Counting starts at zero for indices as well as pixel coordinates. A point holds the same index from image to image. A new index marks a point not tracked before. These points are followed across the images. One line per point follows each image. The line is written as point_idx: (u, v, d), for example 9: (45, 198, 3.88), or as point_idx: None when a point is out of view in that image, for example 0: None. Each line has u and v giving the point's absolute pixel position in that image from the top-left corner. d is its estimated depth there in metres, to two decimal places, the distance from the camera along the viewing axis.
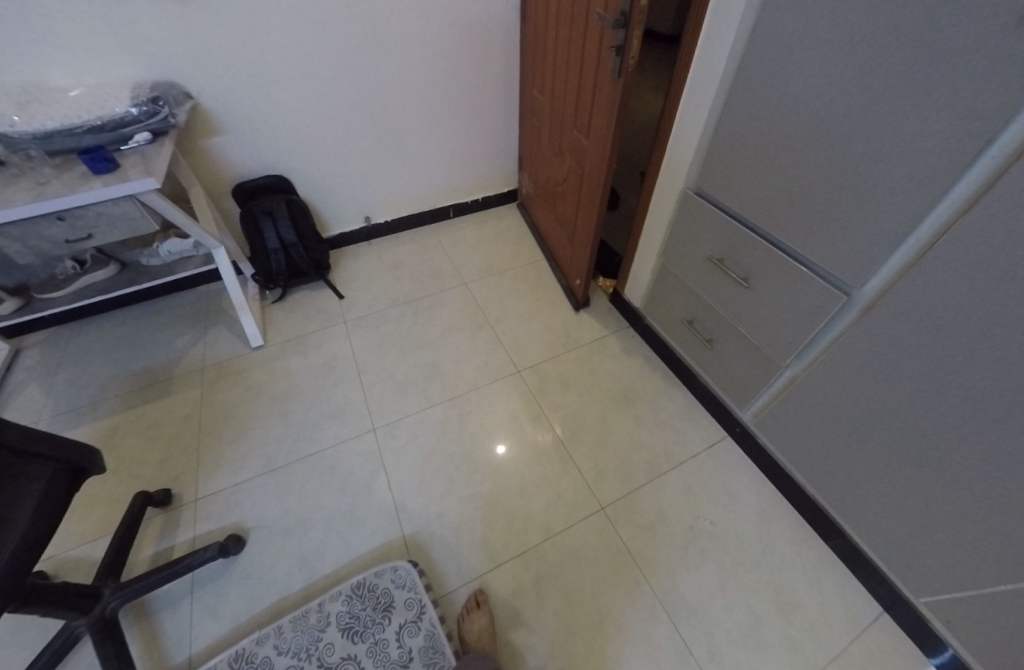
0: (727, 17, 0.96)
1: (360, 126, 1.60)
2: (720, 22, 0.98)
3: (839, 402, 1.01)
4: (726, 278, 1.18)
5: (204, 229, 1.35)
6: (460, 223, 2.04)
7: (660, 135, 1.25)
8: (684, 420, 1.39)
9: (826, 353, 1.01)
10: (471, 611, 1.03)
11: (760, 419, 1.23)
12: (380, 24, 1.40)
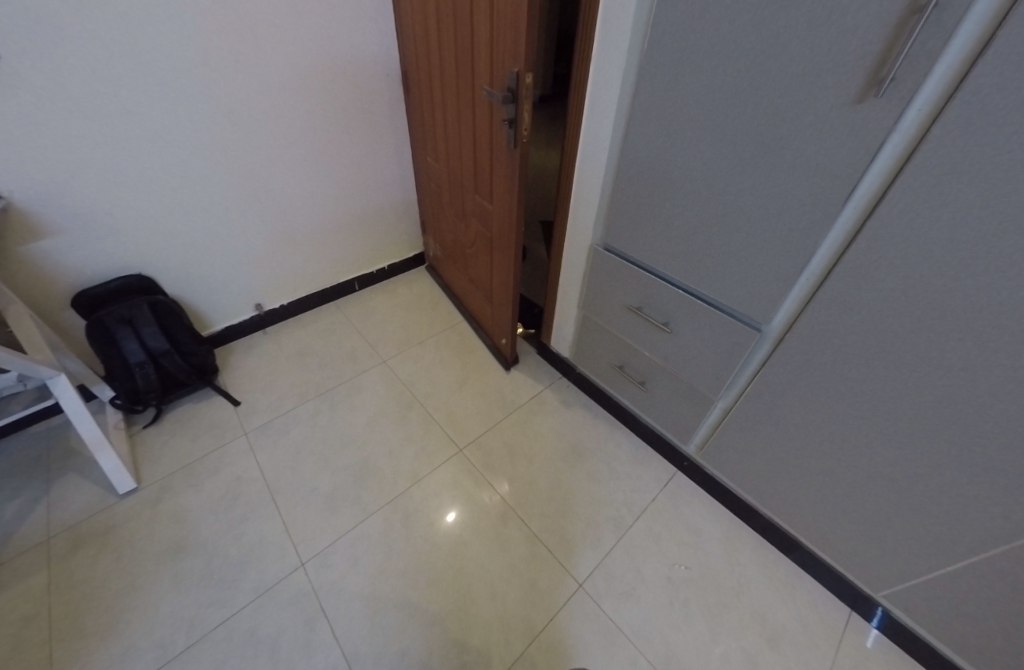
0: (604, 91, 1.03)
1: (240, 207, 1.44)
2: (599, 95, 1.05)
3: (771, 426, 1.06)
4: (647, 324, 1.22)
5: (36, 359, 1.08)
6: (368, 296, 1.91)
7: (563, 194, 1.29)
8: (635, 464, 1.38)
9: (752, 384, 1.07)
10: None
11: (705, 450, 1.26)
12: (239, 100, 1.28)
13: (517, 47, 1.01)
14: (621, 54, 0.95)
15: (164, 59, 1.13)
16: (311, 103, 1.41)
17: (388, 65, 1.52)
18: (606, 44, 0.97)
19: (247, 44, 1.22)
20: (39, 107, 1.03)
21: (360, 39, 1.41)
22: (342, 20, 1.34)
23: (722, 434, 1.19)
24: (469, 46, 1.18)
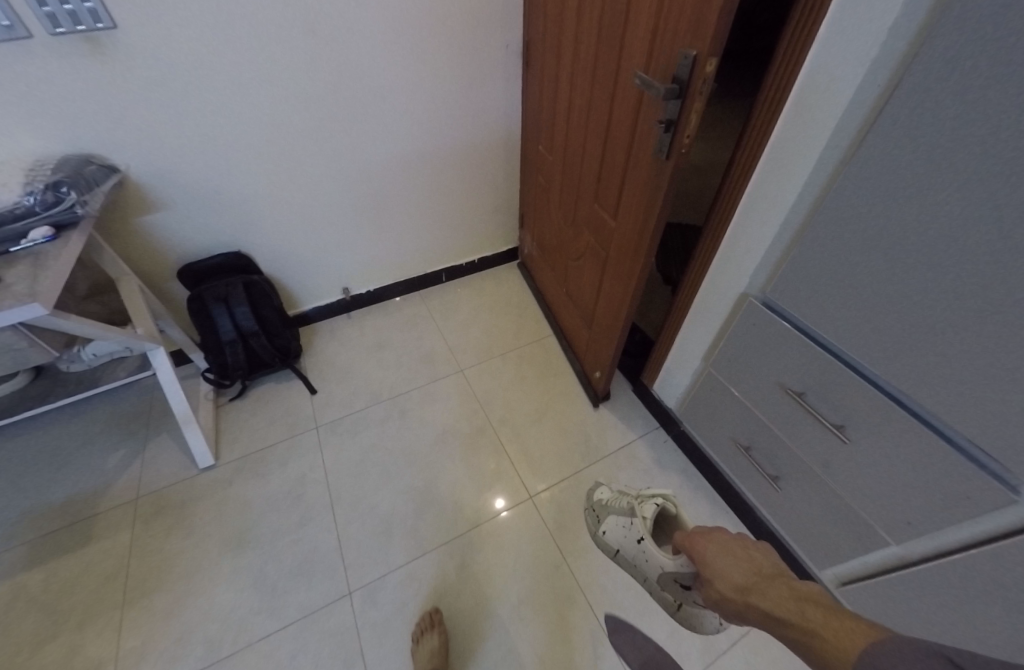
0: (827, 94, 0.73)
1: (335, 189, 1.40)
2: (815, 99, 0.74)
3: (980, 617, 0.73)
4: (815, 418, 0.89)
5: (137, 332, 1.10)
6: (452, 290, 1.79)
7: (717, 221, 0.99)
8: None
9: (962, 554, 0.73)
10: (424, 633, 0.97)
11: (846, 590, 0.95)
12: (351, 68, 1.20)
13: (703, 21, 0.73)
14: (874, 43, 0.65)
15: (283, 25, 1.07)
16: (419, 77, 1.30)
17: (508, 36, 1.35)
18: (849, 26, 0.67)
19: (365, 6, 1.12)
20: (161, 72, 1.02)
21: (481, 4, 1.25)
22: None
23: (885, 584, 0.87)
24: (625, 19, 0.92)
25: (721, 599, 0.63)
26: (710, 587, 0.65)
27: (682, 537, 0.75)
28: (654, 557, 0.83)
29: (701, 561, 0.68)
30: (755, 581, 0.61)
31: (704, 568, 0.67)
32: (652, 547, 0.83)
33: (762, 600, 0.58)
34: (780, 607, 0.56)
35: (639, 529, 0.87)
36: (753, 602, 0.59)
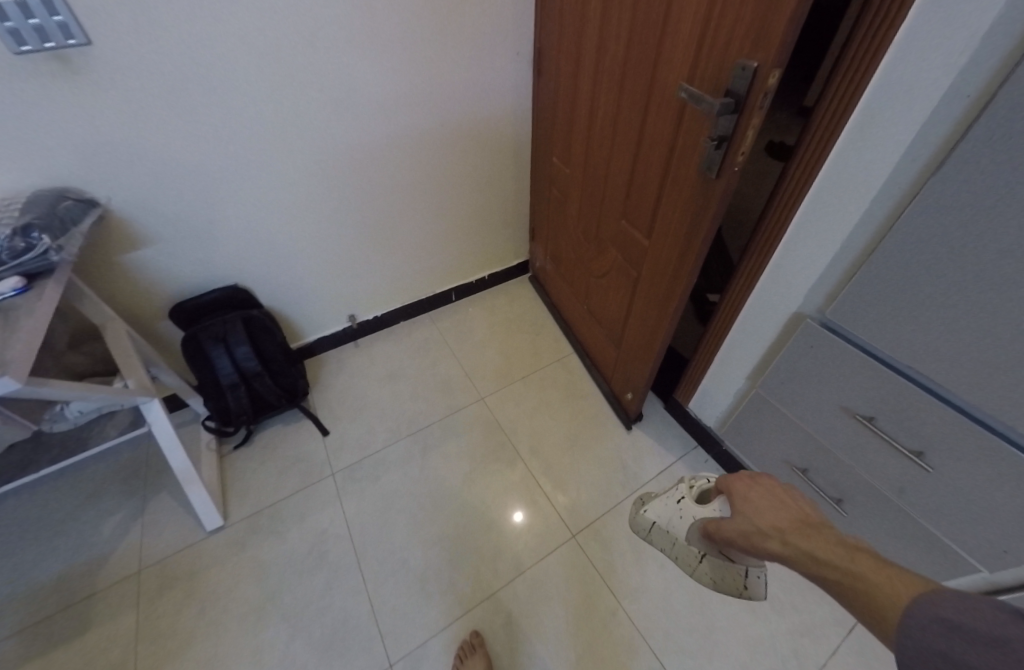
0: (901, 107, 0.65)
1: (341, 210, 1.30)
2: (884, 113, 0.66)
3: None
4: (889, 445, 0.82)
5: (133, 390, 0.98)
6: (463, 309, 1.70)
7: (767, 237, 0.90)
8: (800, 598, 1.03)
9: None
10: (464, 660, 0.93)
11: None
12: (353, 80, 1.10)
13: (768, 26, 0.62)
14: (964, 49, 0.56)
15: (281, 38, 0.97)
16: (427, 89, 1.21)
17: (519, 43, 1.27)
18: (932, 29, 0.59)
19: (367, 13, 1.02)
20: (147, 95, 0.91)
21: (488, 9, 1.16)
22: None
23: None
24: (662, 21, 0.80)
25: (748, 537, 0.59)
26: (740, 521, 0.61)
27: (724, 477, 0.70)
28: (692, 513, 0.80)
29: (739, 498, 0.63)
30: (797, 527, 0.54)
31: (744, 512, 0.61)
32: (692, 506, 0.81)
33: (798, 545, 0.52)
34: (823, 554, 0.50)
35: (682, 491, 0.85)
36: (786, 540, 0.54)
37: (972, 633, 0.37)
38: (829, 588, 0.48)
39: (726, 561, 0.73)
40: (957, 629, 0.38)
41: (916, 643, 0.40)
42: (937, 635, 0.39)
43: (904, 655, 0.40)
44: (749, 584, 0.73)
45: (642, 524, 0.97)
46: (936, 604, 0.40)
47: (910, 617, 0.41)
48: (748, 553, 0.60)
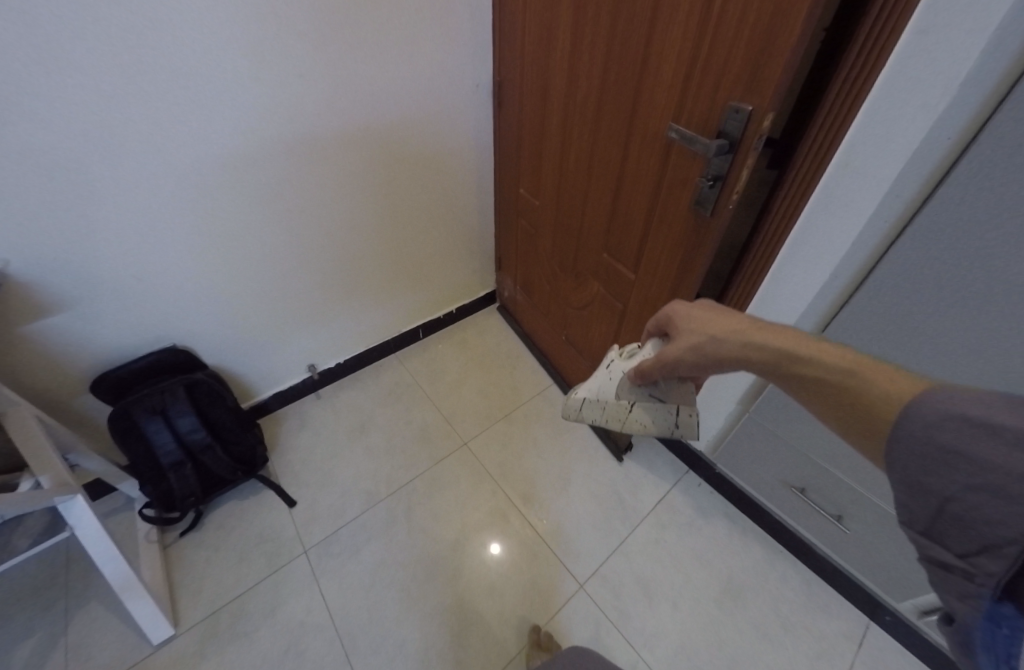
0: (880, 142, 0.64)
1: (296, 253, 1.18)
2: (864, 148, 0.66)
3: None
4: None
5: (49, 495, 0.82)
6: (433, 346, 1.60)
7: (746, 279, 0.87)
8: (814, 619, 1.01)
9: None
10: None
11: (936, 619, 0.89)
12: (305, 115, 1.00)
13: (762, 71, 0.62)
14: (946, 89, 0.56)
15: (223, 69, 0.86)
16: (383, 122, 1.13)
17: (479, 75, 1.24)
18: (907, 69, 0.58)
19: (319, 43, 0.94)
20: (61, 138, 0.79)
21: (445, 45, 1.12)
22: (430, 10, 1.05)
23: None
24: (641, 62, 0.80)
25: (698, 353, 0.59)
26: (692, 339, 0.60)
27: (668, 308, 0.68)
28: (619, 369, 0.75)
29: (688, 322, 0.62)
30: (756, 329, 0.54)
31: (702, 331, 0.59)
32: (621, 363, 0.77)
33: (760, 348, 0.52)
34: (796, 352, 0.48)
35: (609, 360, 0.80)
36: (746, 345, 0.53)
37: (1004, 432, 0.32)
38: (790, 384, 0.49)
39: (657, 402, 0.68)
40: (983, 430, 0.33)
41: (926, 444, 0.35)
42: (956, 437, 0.34)
43: (903, 449, 0.37)
44: (682, 426, 0.66)
45: (569, 403, 0.82)
46: (951, 402, 0.35)
47: (918, 419, 0.36)
48: (697, 369, 0.59)
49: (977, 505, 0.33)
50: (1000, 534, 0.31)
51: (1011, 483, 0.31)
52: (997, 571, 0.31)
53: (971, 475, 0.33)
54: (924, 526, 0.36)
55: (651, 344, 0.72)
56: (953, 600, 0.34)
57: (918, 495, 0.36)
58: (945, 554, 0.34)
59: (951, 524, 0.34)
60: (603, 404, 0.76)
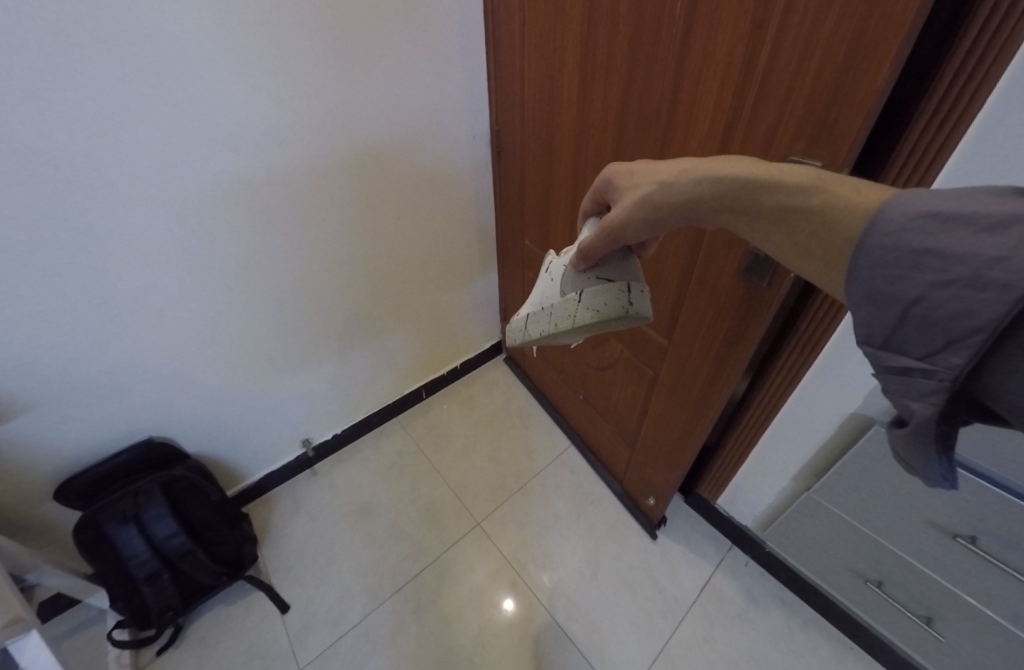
0: None
1: (284, 325, 1.08)
2: None
3: None
4: (998, 568, 0.68)
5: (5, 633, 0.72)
6: (437, 406, 1.48)
7: (806, 338, 0.76)
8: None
9: None
10: None
11: None
12: (287, 182, 0.91)
13: (832, 124, 0.54)
14: None
15: (189, 147, 0.78)
16: (371, 183, 1.03)
17: (476, 125, 1.15)
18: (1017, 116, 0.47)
19: (297, 107, 0.85)
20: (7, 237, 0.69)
21: (440, 98, 1.04)
22: (418, 64, 0.97)
23: None
24: (672, 113, 0.73)
25: (646, 209, 0.55)
26: (637, 196, 0.56)
27: (606, 175, 0.63)
28: (560, 269, 0.67)
29: (630, 180, 0.59)
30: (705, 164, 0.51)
31: (643, 178, 0.57)
32: (561, 264, 0.69)
33: (714, 184, 0.50)
34: (756, 179, 0.47)
35: (548, 264, 0.72)
36: (696, 184, 0.51)
37: (977, 218, 0.30)
38: (745, 220, 0.49)
39: (604, 283, 0.59)
40: (954, 222, 0.31)
41: (892, 250, 0.34)
42: (924, 234, 0.32)
43: (866, 252, 0.36)
44: (636, 304, 0.58)
45: (513, 331, 0.75)
46: (920, 198, 0.34)
47: (885, 226, 0.35)
48: (643, 232, 0.56)
49: (942, 302, 0.31)
50: (964, 326, 0.30)
51: (980, 270, 0.30)
52: (960, 364, 0.31)
53: (936, 269, 0.32)
54: (882, 338, 0.35)
55: (588, 229, 0.66)
56: (909, 402, 0.34)
57: (881, 306, 0.35)
58: (904, 361, 0.34)
59: (914, 326, 0.33)
60: (546, 309, 0.66)
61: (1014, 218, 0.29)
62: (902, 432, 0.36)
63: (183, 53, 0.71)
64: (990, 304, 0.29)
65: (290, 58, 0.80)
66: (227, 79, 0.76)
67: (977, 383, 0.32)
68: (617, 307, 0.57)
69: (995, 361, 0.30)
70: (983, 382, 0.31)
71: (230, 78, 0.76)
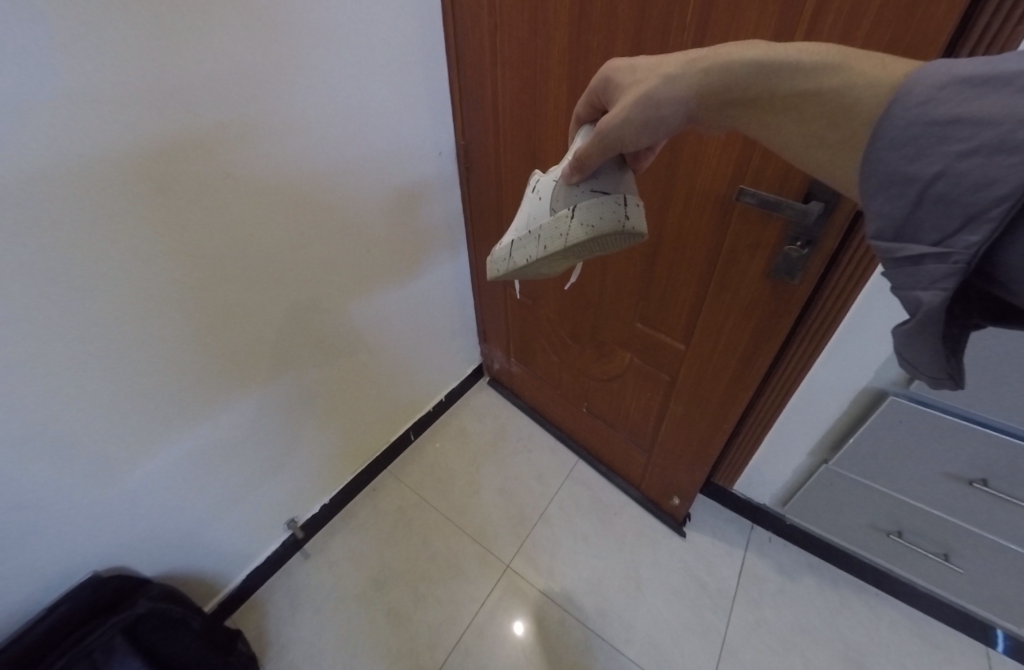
0: None
1: (258, 397, 0.92)
2: None
3: None
4: (1007, 502, 0.77)
5: None
6: (428, 448, 1.38)
7: (813, 330, 0.80)
8: (942, 668, 0.93)
9: None
10: None
11: None
12: (237, 229, 0.76)
13: None
14: None
15: (122, 209, 0.63)
16: (335, 217, 0.91)
17: (439, 142, 1.07)
18: None
19: (240, 139, 0.71)
20: None
21: (403, 118, 0.95)
22: (372, 83, 0.86)
23: None
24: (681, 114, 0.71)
25: (647, 109, 0.47)
26: (639, 91, 0.47)
27: (603, 73, 0.53)
28: (549, 184, 0.60)
29: (631, 77, 0.50)
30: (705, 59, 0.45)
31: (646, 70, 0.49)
32: (550, 179, 0.61)
33: (720, 77, 0.44)
34: (766, 61, 0.42)
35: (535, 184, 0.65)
36: (707, 78, 0.45)
37: (1016, 78, 0.29)
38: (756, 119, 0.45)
39: (598, 196, 0.52)
40: (985, 86, 0.31)
41: (913, 123, 0.33)
42: (952, 103, 0.31)
43: (906, 120, 0.33)
44: (632, 218, 0.51)
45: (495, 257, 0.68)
46: (955, 64, 0.32)
47: (910, 100, 0.33)
48: (645, 136, 0.48)
49: (966, 173, 0.31)
50: (986, 197, 0.30)
51: (1009, 134, 0.29)
52: (978, 242, 0.31)
53: (964, 138, 0.31)
54: (897, 229, 0.35)
55: (580, 138, 0.58)
56: (918, 291, 0.34)
57: (896, 191, 0.34)
58: (918, 249, 0.34)
59: (936, 206, 0.32)
60: (535, 232, 0.59)
61: None
62: (909, 327, 0.37)
63: (96, 95, 0.56)
64: (1017, 167, 0.29)
65: (224, 80, 0.66)
66: (148, 112, 0.61)
67: (991, 263, 0.32)
68: (612, 220, 0.50)
69: (1012, 235, 0.30)
70: (997, 262, 0.32)
71: (152, 111, 0.61)
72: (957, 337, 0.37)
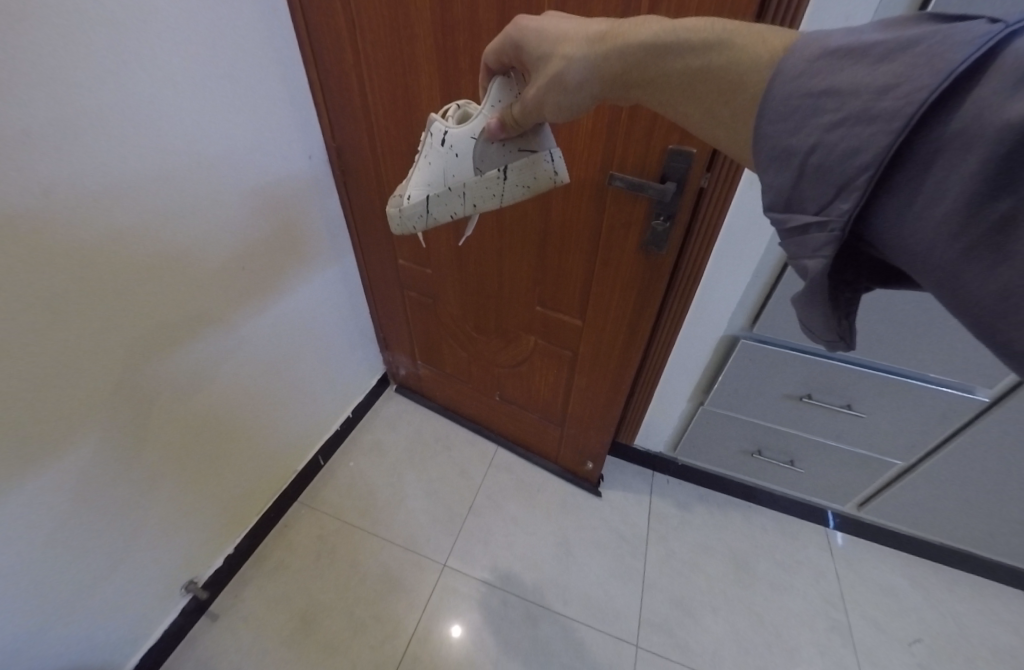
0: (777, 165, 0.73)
1: (130, 450, 0.79)
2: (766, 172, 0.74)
3: (983, 480, 0.94)
4: (825, 408, 0.99)
5: None
6: (342, 469, 1.31)
7: (681, 293, 0.94)
8: (800, 550, 1.18)
9: (959, 450, 0.92)
10: None
11: (871, 505, 1.12)
12: (69, 253, 0.64)
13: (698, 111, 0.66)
14: None
15: None
16: (199, 231, 0.81)
17: (308, 145, 1.01)
18: None
19: (47, 151, 0.59)
20: None
21: (264, 121, 0.88)
22: (221, 84, 0.79)
23: (905, 492, 1.04)
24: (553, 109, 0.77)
25: (561, 91, 0.49)
26: (555, 71, 0.48)
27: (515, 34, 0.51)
28: (467, 141, 0.62)
29: (541, 48, 0.50)
30: (594, 44, 0.46)
31: (551, 43, 0.49)
32: (464, 131, 0.62)
33: (577, 64, 0.47)
34: (659, 43, 0.42)
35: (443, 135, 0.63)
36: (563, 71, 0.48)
37: (874, 48, 0.29)
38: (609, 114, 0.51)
39: (527, 155, 0.61)
40: (851, 56, 0.30)
41: (793, 96, 0.32)
42: (824, 75, 0.31)
43: (782, 93, 0.33)
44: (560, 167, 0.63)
45: (410, 215, 0.70)
46: (826, 37, 0.32)
47: (788, 75, 0.33)
48: (562, 116, 0.52)
49: (835, 143, 0.30)
50: (853, 166, 0.29)
51: (869, 103, 0.29)
52: (849, 209, 0.30)
53: (831, 109, 0.30)
54: (784, 200, 0.33)
55: (493, 93, 0.58)
56: (804, 261, 0.33)
57: (781, 164, 0.33)
58: (802, 218, 0.32)
59: (812, 178, 0.31)
60: (459, 189, 0.65)
61: (906, 43, 0.28)
62: (801, 295, 0.36)
63: None
64: (877, 137, 0.28)
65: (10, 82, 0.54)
66: None
67: (865, 228, 0.31)
68: (547, 179, 0.62)
69: (880, 201, 0.29)
70: (869, 229, 0.31)
71: None
72: (850, 300, 0.36)
